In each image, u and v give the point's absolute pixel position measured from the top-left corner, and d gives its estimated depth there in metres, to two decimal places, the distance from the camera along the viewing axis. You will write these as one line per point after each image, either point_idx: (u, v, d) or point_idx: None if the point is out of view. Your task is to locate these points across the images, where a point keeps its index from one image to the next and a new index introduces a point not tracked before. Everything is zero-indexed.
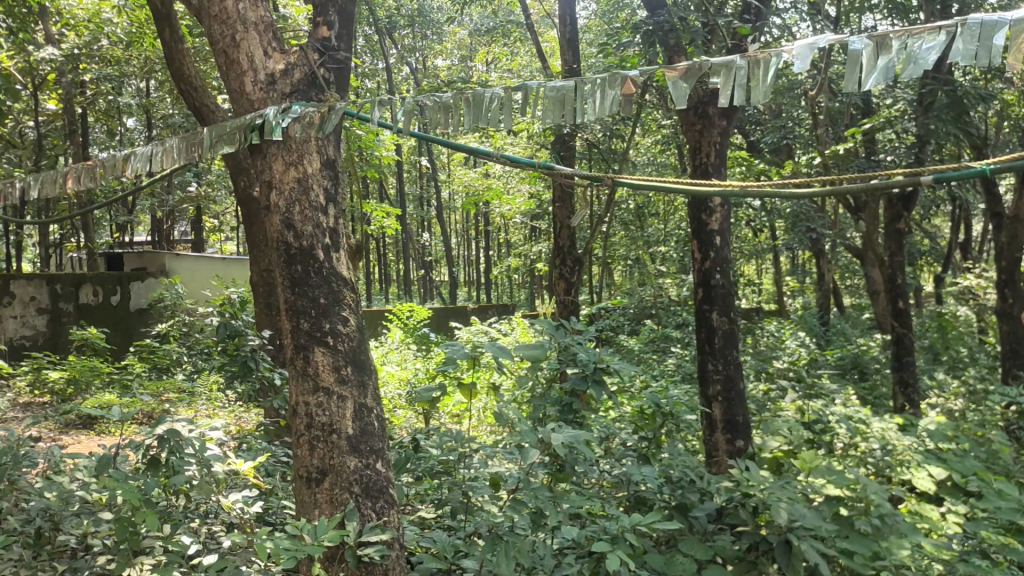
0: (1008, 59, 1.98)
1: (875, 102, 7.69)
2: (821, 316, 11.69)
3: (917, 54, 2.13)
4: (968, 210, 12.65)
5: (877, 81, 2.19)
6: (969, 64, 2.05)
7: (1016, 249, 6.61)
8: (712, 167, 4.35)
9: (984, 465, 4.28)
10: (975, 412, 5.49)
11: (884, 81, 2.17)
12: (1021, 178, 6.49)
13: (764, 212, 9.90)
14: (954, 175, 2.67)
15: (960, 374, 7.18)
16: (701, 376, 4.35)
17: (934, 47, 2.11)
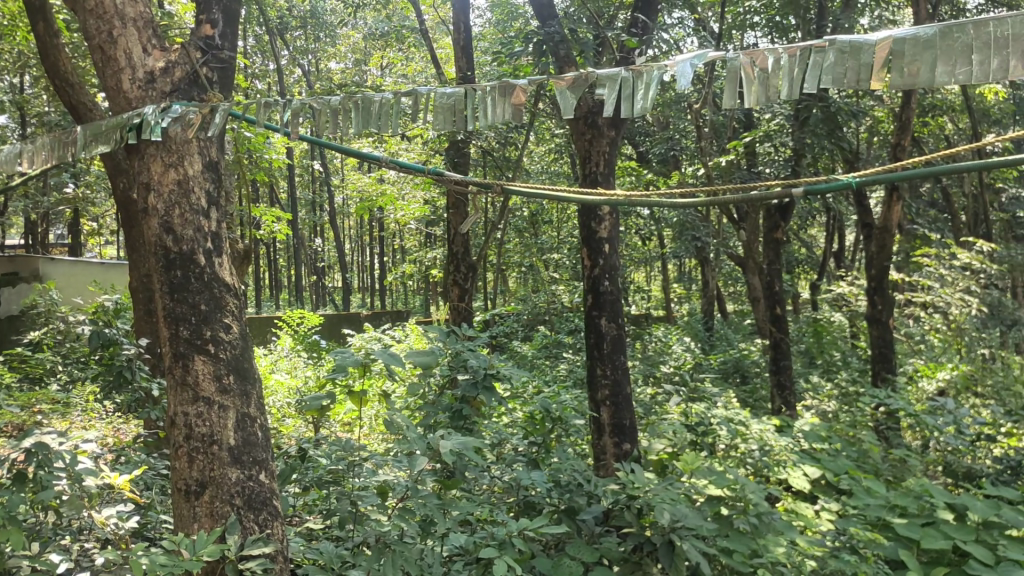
0: (874, 83, 2.09)
1: (756, 116, 8.01)
2: (706, 322, 12.07)
3: (791, 74, 2.23)
4: (841, 221, 13.33)
5: (755, 99, 2.30)
6: (839, 85, 2.15)
7: (885, 258, 6.97)
8: (601, 175, 4.42)
9: (854, 463, 4.50)
10: (846, 413, 5.78)
11: (761, 100, 2.29)
12: (889, 190, 6.85)
13: (652, 220, 10.16)
14: (822, 186, 2.84)
15: (835, 377, 7.54)
16: (590, 381, 4.41)
17: (806, 66, 2.21)
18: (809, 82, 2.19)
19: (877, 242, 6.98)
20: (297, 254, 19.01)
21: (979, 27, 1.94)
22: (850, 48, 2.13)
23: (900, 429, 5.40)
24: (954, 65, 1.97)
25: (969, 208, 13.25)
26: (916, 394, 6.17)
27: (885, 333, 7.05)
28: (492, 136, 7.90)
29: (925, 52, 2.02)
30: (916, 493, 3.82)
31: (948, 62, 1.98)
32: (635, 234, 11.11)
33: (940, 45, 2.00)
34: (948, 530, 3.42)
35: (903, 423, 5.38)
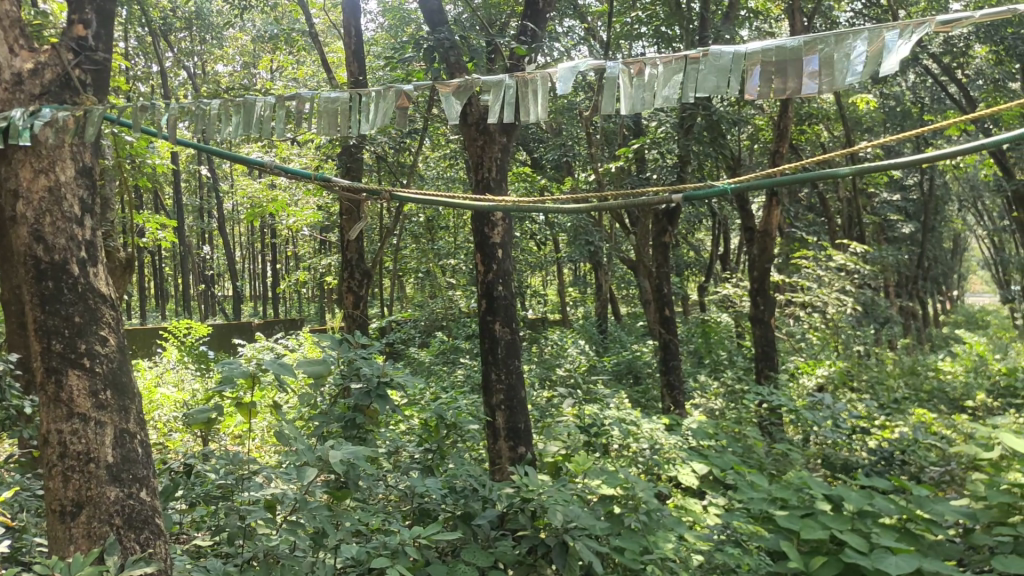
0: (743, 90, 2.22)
1: (645, 123, 8.21)
2: (601, 325, 12.30)
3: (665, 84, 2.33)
4: (728, 225, 13.80)
5: (630, 104, 2.38)
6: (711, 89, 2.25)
7: (767, 260, 7.25)
8: (493, 181, 4.44)
9: (740, 459, 4.66)
10: (732, 411, 5.98)
11: (634, 107, 2.38)
12: (771, 195, 7.13)
13: (546, 226, 10.27)
14: (697, 194, 3.05)
15: (722, 376, 7.79)
16: (485, 385, 4.41)
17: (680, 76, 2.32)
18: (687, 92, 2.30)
19: (759, 245, 7.25)
20: (185, 262, 18.39)
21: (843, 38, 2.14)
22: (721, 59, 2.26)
23: (782, 424, 5.61)
24: (824, 75, 2.15)
25: (845, 212, 13.94)
26: (796, 389, 6.44)
27: (768, 332, 7.33)
28: (385, 142, 7.84)
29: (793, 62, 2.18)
30: (797, 486, 3.88)
31: (815, 71, 2.17)
32: (529, 239, 11.21)
33: (806, 56, 2.18)
34: (826, 520, 3.45)
35: (785, 418, 5.59)
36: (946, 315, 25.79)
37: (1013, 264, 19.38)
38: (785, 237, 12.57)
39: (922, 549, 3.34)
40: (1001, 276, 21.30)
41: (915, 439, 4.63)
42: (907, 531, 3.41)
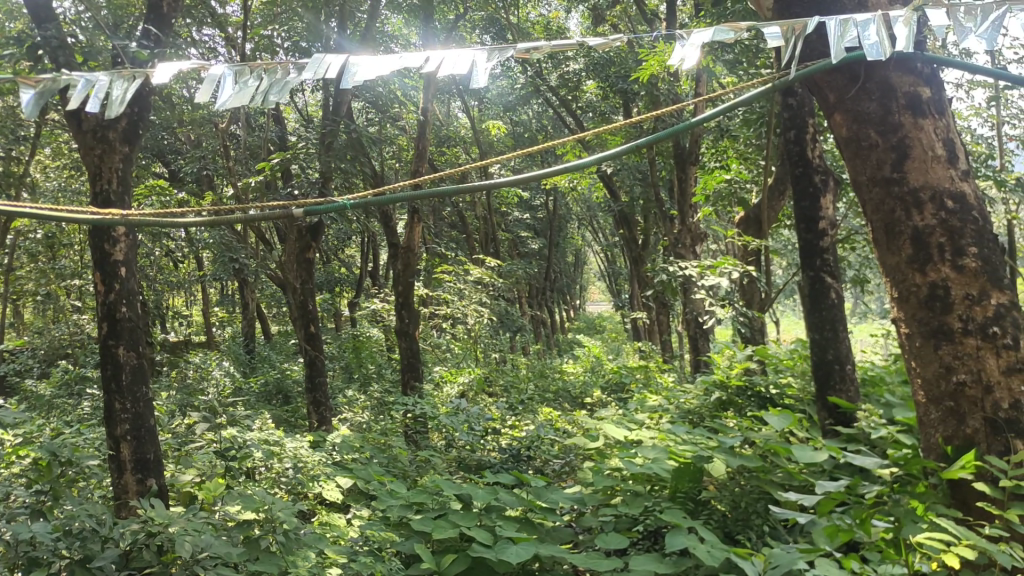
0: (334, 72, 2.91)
1: (288, 138, 8.12)
2: (247, 345, 11.96)
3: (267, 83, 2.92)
4: (375, 241, 14.15)
5: (229, 88, 2.90)
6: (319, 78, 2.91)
7: (410, 275, 7.51)
8: (114, 195, 4.08)
9: (382, 468, 4.75)
10: (378, 423, 6.13)
11: (232, 86, 2.90)
12: (413, 211, 7.39)
13: (185, 242, 9.75)
14: (319, 209, 3.13)
15: (371, 389, 7.94)
16: (107, 416, 4.04)
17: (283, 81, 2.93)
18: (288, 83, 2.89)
19: (403, 260, 7.49)
20: None
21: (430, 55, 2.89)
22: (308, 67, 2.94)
23: (424, 433, 5.85)
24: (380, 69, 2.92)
25: (482, 229, 14.95)
26: (438, 397, 6.73)
27: (412, 344, 7.60)
28: None
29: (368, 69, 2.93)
30: (431, 490, 3.96)
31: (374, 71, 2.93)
32: (166, 258, 10.55)
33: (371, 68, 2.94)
34: (455, 519, 3.51)
35: (427, 426, 5.85)
36: (570, 322, 28.60)
37: (620, 276, 22.12)
38: (429, 252, 13.17)
39: (541, 536, 3.50)
40: (614, 286, 24.18)
41: (539, 435, 5.02)
42: (527, 522, 3.56)
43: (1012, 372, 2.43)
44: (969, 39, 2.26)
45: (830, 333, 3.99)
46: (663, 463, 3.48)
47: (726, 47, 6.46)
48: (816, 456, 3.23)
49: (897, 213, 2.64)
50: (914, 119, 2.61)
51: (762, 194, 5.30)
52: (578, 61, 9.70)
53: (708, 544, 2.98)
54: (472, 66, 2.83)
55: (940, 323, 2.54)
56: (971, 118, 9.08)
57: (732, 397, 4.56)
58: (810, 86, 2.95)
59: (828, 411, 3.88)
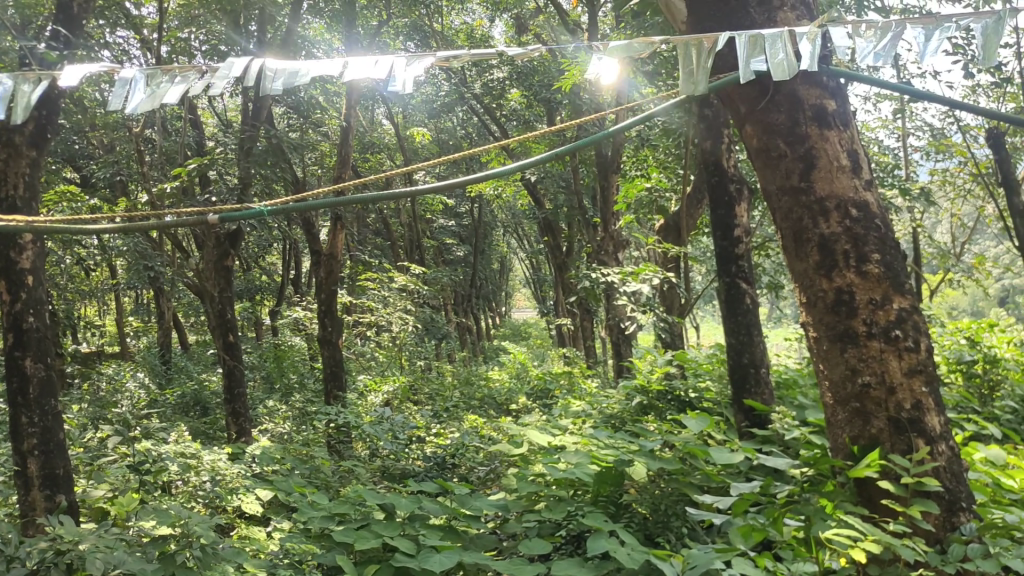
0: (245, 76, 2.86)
1: (205, 143, 7.95)
2: (163, 356, 11.65)
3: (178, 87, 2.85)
4: (296, 249, 13.96)
5: (140, 93, 2.84)
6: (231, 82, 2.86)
7: (332, 283, 7.44)
8: (21, 200, 3.93)
9: (304, 479, 4.67)
10: (300, 433, 6.04)
11: (141, 91, 2.84)
12: (335, 218, 7.32)
13: (97, 250, 9.44)
14: (236, 215, 3.06)
15: (292, 399, 7.80)
16: (13, 431, 3.87)
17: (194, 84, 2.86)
18: (199, 88, 2.84)
19: (325, 268, 7.42)
20: None
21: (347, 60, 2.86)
22: (220, 70, 2.88)
23: (347, 443, 5.78)
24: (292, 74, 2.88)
25: (406, 236, 14.89)
26: (362, 406, 6.66)
27: (335, 353, 7.51)
28: None
29: (283, 74, 2.89)
30: (353, 500, 3.88)
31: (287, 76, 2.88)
32: (77, 266, 10.19)
33: (285, 73, 2.90)
34: (378, 528, 3.46)
35: (351, 436, 5.78)
36: (496, 328, 28.68)
37: (545, 283, 22.32)
38: (352, 260, 13.05)
39: (465, 543, 3.47)
40: (539, 293, 24.36)
41: (463, 443, 5.01)
42: (451, 529, 3.52)
43: (913, 373, 2.55)
44: (868, 54, 2.36)
45: (745, 337, 4.10)
46: (586, 467, 3.50)
47: (646, 59, 6.60)
48: (732, 458, 3.30)
49: (805, 221, 2.72)
50: (819, 130, 2.71)
51: (680, 203, 5.42)
52: (502, 69, 9.77)
53: (629, 547, 3.01)
54: (388, 72, 2.81)
55: (846, 327, 2.63)
56: (878, 130, 9.46)
57: (652, 401, 4.62)
58: (722, 99, 3.02)
59: (744, 414, 3.98)
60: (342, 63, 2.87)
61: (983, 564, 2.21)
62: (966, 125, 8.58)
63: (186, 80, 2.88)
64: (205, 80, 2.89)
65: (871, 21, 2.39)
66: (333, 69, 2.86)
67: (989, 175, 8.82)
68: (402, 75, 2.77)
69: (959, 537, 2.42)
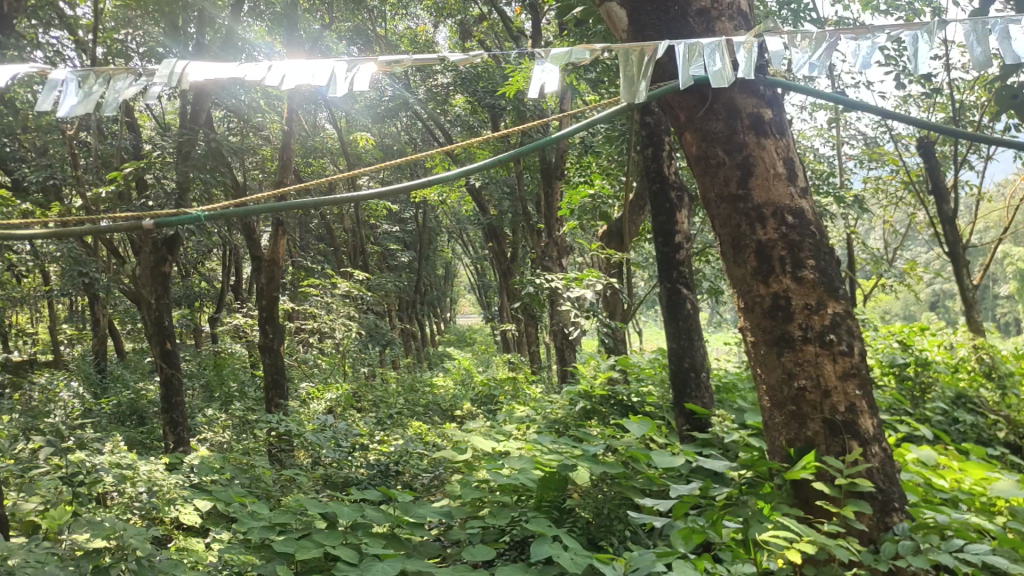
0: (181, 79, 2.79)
1: (142, 146, 7.78)
2: (98, 364, 11.34)
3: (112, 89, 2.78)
4: (237, 254, 13.74)
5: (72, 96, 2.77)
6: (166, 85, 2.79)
7: (273, 289, 7.35)
8: None
9: (245, 489, 4.58)
10: (240, 442, 5.94)
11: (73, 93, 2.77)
12: (276, 224, 7.23)
13: (28, 255, 9.16)
14: (172, 220, 2.98)
15: (232, 408, 7.66)
16: None
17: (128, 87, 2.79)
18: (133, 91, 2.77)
19: (266, 273, 7.33)
20: None
21: (286, 64, 2.80)
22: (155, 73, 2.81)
23: (288, 451, 5.71)
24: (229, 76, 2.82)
25: (350, 241, 14.77)
26: (304, 414, 6.57)
27: (277, 360, 7.41)
28: None
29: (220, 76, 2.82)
30: (294, 509, 3.82)
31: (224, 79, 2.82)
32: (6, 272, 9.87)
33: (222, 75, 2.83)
34: (320, 538, 3.40)
35: (292, 444, 5.69)
36: (441, 334, 28.61)
37: (489, 289, 22.35)
38: (294, 266, 12.89)
39: (408, 551, 3.43)
40: (484, 298, 24.37)
41: (407, 450, 4.98)
42: (394, 537, 3.49)
43: (847, 376, 2.61)
44: (803, 64, 2.43)
45: (686, 342, 4.15)
46: (529, 473, 3.50)
47: (588, 66, 6.66)
48: (674, 461, 3.34)
49: (742, 227, 2.77)
50: (756, 138, 2.77)
51: (623, 209, 5.48)
52: (446, 75, 9.77)
53: (572, 551, 3.02)
54: (327, 77, 2.74)
55: (782, 332, 2.69)
56: (814, 138, 9.69)
57: (596, 405, 4.65)
58: (662, 107, 3.06)
59: (685, 417, 4.03)
60: (282, 66, 2.80)
61: (915, 562, 2.27)
62: (897, 134, 8.85)
63: (120, 82, 2.81)
64: (140, 82, 2.82)
65: (806, 32, 2.44)
66: (271, 73, 2.79)
67: (919, 183, 9.12)
68: (341, 79, 2.71)
69: (892, 536, 2.47)
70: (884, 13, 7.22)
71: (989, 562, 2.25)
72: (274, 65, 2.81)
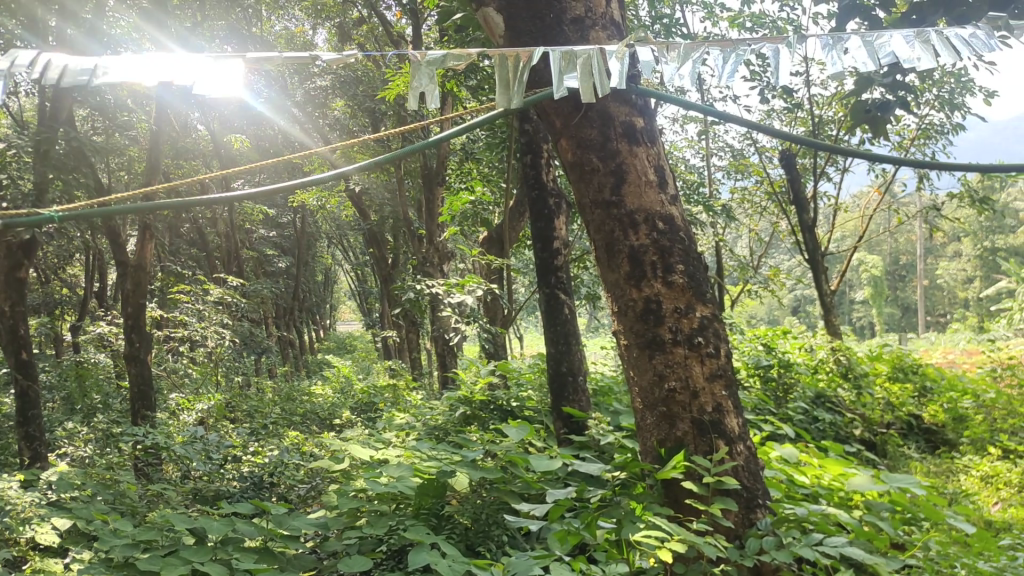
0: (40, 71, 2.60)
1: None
2: None
3: None
4: (102, 259, 13.06)
5: None
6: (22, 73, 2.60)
7: (140, 295, 7.04)
8: None
9: (109, 505, 4.32)
10: (104, 456, 5.63)
11: None
12: (144, 228, 6.94)
13: None
14: (22, 220, 2.74)
15: (94, 421, 7.25)
16: None
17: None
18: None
19: (132, 279, 7.04)
20: None
21: (154, 59, 2.62)
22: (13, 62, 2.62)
23: (156, 465, 5.45)
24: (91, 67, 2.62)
25: (224, 246, 14.31)
26: (173, 426, 6.29)
27: (144, 370, 7.08)
28: None
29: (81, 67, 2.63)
30: (160, 525, 3.63)
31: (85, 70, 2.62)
32: None
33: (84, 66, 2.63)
34: (186, 555, 3.22)
35: (160, 457, 5.44)
36: (321, 341, 28.07)
37: (370, 295, 22.09)
38: (164, 273, 12.36)
39: (282, 566, 3.30)
40: (364, 305, 24.08)
41: (282, 461, 4.84)
42: (267, 551, 3.36)
43: (714, 378, 2.71)
44: (673, 76, 2.48)
45: (564, 346, 4.20)
46: (408, 481, 3.44)
47: (469, 72, 6.68)
48: (552, 464, 3.36)
49: (616, 233, 2.82)
50: (629, 146, 2.84)
51: (503, 215, 5.51)
52: (325, 77, 9.61)
53: (450, 558, 2.98)
54: (194, 73, 2.56)
55: (653, 335, 2.75)
56: (685, 149, 10.03)
57: (476, 411, 4.65)
58: (538, 113, 3.09)
59: (563, 421, 4.07)
60: (150, 60, 2.62)
61: (778, 556, 2.36)
62: (763, 147, 9.27)
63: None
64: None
65: (675, 44, 2.52)
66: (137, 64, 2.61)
67: (781, 194, 9.58)
68: (207, 76, 2.54)
69: (756, 532, 2.57)
70: (750, 30, 7.56)
71: (846, 554, 2.38)
72: (141, 59, 2.63)
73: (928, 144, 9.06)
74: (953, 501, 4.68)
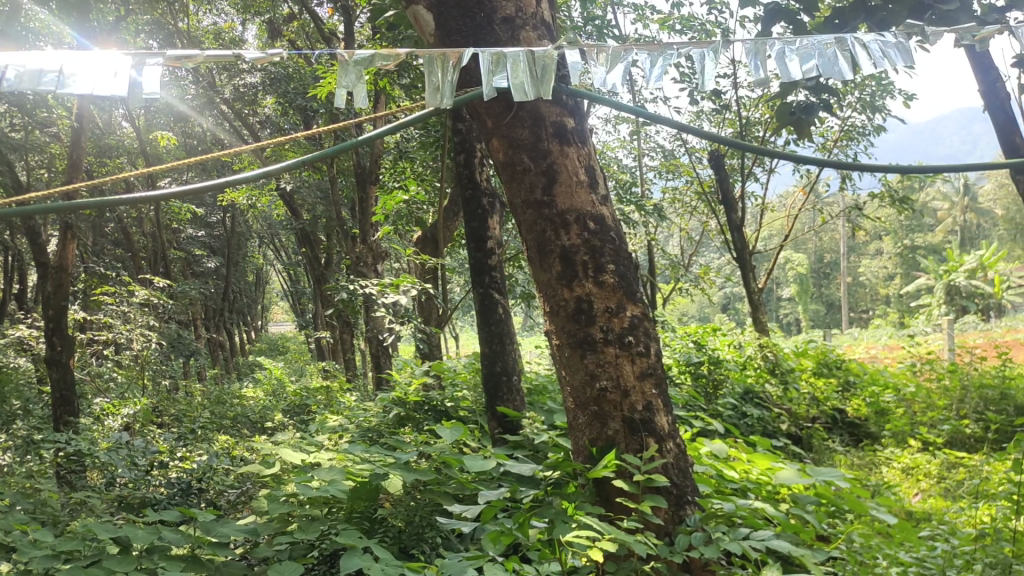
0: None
1: None
2: None
3: None
4: (21, 259, 12.59)
5: None
6: None
7: (62, 297, 6.81)
8: None
9: (28, 515, 4.16)
10: (24, 463, 5.42)
11: None
12: (65, 228, 6.71)
13: None
14: None
15: (14, 428, 6.98)
16: None
17: None
18: None
19: (53, 281, 6.81)
20: None
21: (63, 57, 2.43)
22: None
23: (79, 471, 5.27)
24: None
25: (150, 246, 13.94)
26: (97, 432, 6.09)
27: (66, 374, 6.85)
28: None
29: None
30: (82, 535, 3.50)
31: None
32: None
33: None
34: (110, 565, 3.10)
35: (84, 464, 5.26)
36: (252, 343, 27.57)
37: (303, 296, 21.79)
38: (88, 273, 11.98)
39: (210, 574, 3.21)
40: (297, 305, 23.75)
41: (211, 466, 4.73)
42: (194, 559, 3.26)
43: (644, 377, 2.74)
44: (602, 79, 2.50)
45: (498, 347, 4.19)
46: (340, 484, 3.39)
47: (401, 71, 6.63)
48: (485, 465, 3.35)
49: (547, 233, 2.83)
50: (559, 146, 2.85)
51: (436, 214, 5.48)
52: (254, 74, 9.43)
53: (382, 562, 2.93)
54: (116, 74, 2.43)
55: (585, 335, 2.77)
56: (618, 149, 10.13)
57: (410, 412, 4.62)
58: (469, 113, 3.08)
59: (497, 421, 4.07)
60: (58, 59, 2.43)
61: (706, 552, 2.39)
62: (693, 148, 9.42)
63: None
64: None
65: (603, 46, 2.53)
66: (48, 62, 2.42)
67: (711, 194, 9.75)
68: (135, 78, 2.42)
69: (685, 528, 2.60)
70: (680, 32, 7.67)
71: (772, 547, 2.43)
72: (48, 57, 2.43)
73: (851, 146, 9.32)
74: (877, 493, 4.82)
